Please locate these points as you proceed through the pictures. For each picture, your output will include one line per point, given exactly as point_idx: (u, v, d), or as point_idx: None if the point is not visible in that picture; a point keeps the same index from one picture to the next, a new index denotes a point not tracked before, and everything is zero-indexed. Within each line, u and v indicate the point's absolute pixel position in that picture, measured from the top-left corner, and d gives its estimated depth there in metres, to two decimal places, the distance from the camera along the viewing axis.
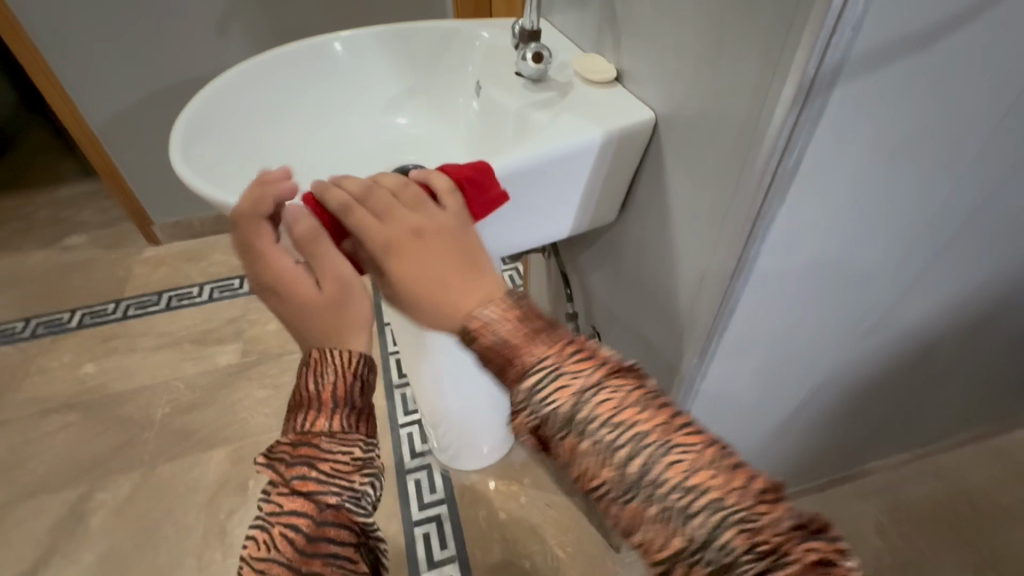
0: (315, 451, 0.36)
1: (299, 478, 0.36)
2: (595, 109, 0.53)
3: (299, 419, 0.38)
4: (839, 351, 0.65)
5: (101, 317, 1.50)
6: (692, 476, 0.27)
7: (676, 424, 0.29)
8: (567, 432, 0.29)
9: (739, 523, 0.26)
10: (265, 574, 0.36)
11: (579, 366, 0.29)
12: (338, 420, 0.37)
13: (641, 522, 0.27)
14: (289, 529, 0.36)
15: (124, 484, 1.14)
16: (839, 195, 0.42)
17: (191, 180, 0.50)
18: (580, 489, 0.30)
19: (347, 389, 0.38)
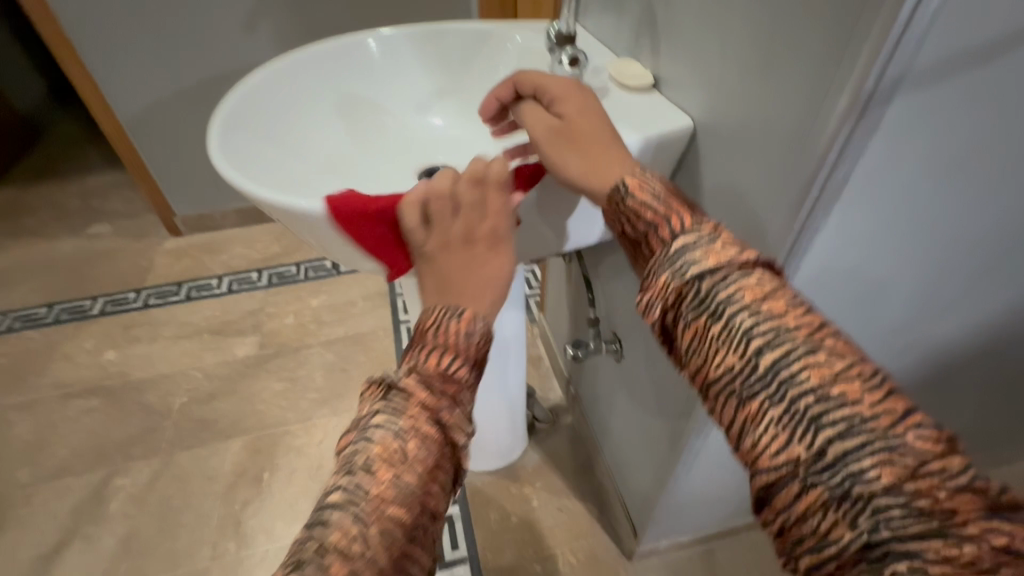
0: (457, 393, 0.39)
1: (445, 410, 0.37)
2: (632, 115, 0.52)
3: (444, 357, 0.39)
4: (869, 367, 0.64)
5: (123, 306, 1.52)
6: (842, 390, 0.28)
7: (821, 336, 0.30)
8: (699, 313, 0.34)
9: (888, 458, 0.26)
10: (393, 493, 0.32)
11: (720, 245, 0.35)
12: (469, 373, 0.40)
13: (762, 416, 0.30)
14: (423, 451, 0.35)
15: (143, 470, 1.16)
16: (889, 206, 0.41)
17: (231, 175, 0.50)
18: (702, 374, 0.34)
19: (480, 349, 0.42)
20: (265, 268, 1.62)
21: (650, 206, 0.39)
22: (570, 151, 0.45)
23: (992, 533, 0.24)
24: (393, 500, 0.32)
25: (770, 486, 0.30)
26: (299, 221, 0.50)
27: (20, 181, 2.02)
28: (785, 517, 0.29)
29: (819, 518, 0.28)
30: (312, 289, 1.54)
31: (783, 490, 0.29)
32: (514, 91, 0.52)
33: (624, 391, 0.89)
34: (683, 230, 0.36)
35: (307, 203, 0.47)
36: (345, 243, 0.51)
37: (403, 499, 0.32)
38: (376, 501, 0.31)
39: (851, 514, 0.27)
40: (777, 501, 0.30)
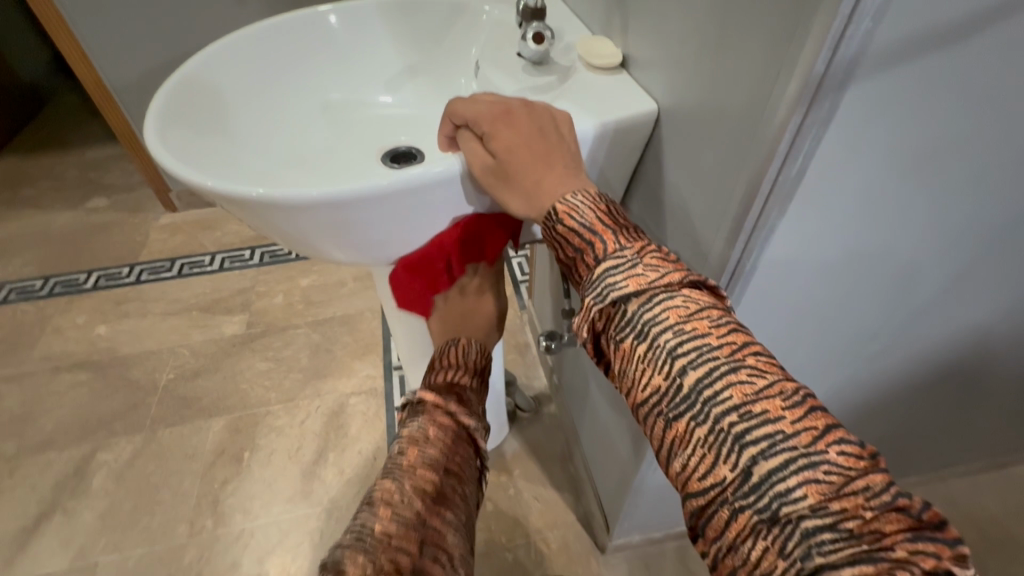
0: (460, 392, 0.54)
1: (453, 404, 0.52)
2: (594, 99, 0.49)
3: (449, 373, 0.56)
4: (844, 371, 0.60)
5: (116, 281, 1.53)
6: (764, 407, 0.28)
7: (743, 352, 0.30)
8: (627, 334, 0.33)
9: (813, 478, 0.26)
10: (422, 454, 0.46)
11: (642, 267, 0.34)
12: (470, 381, 0.57)
13: (690, 437, 0.30)
14: (441, 430, 0.50)
15: (128, 445, 1.18)
16: (851, 203, 0.37)
17: (170, 163, 0.47)
18: (633, 397, 0.33)
19: (477, 364, 0.59)
20: (257, 246, 1.61)
21: (577, 230, 0.37)
22: (509, 190, 0.42)
23: (920, 557, 0.24)
24: (421, 466, 0.45)
25: (704, 510, 0.30)
26: (247, 211, 0.46)
27: (22, 151, 2.03)
28: (720, 544, 0.29)
29: (751, 544, 0.28)
30: (302, 269, 1.53)
31: (717, 514, 0.29)
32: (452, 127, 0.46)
33: (599, 384, 0.86)
34: (605, 253, 0.35)
35: (259, 189, 0.43)
36: (296, 232, 0.48)
37: (427, 470, 0.45)
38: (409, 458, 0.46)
39: (779, 536, 0.27)
40: (711, 525, 0.30)
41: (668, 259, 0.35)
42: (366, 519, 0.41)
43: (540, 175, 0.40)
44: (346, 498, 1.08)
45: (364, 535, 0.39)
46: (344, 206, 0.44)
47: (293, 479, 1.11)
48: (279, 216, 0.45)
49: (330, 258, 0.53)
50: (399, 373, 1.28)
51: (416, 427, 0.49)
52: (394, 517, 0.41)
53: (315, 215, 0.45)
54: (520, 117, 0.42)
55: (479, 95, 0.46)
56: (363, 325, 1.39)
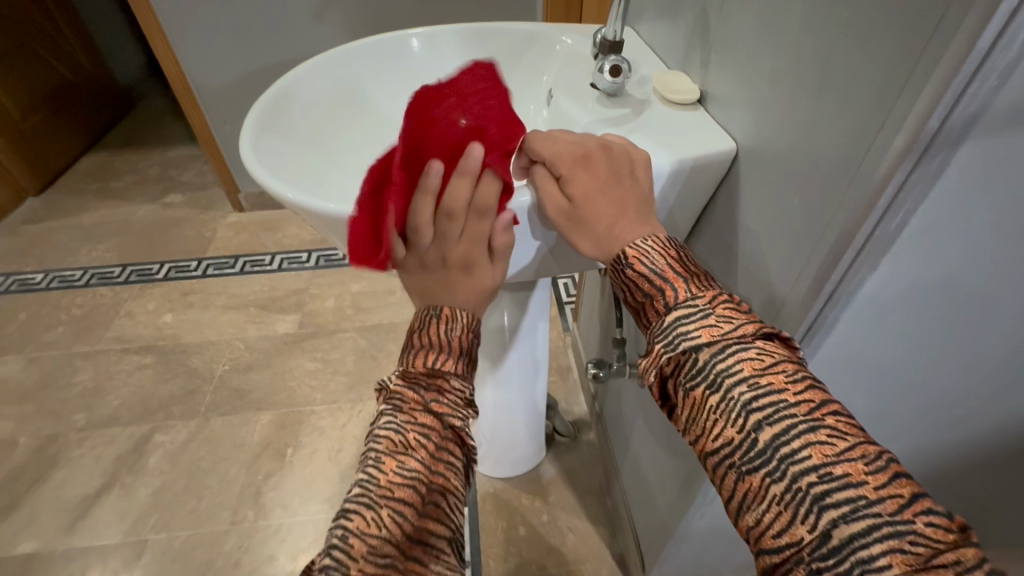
0: (444, 383, 0.40)
1: (435, 400, 0.39)
2: (670, 135, 0.48)
3: (431, 357, 0.41)
4: (923, 433, 0.56)
5: (184, 272, 1.62)
6: (846, 470, 0.26)
7: (822, 410, 0.28)
8: (698, 382, 0.32)
9: (899, 547, 0.25)
10: (403, 470, 0.36)
11: (715, 317, 0.33)
12: (459, 364, 0.42)
13: (765, 493, 0.28)
14: (423, 436, 0.38)
15: (182, 430, 1.24)
16: (951, 260, 0.35)
17: (258, 172, 0.50)
18: (702, 445, 0.32)
19: (468, 340, 0.44)
20: (315, 250, 1.68)
21: (646, 276, 0.37)
22: (580, 232, 0.41)
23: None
24: (398, 485, 0.35)
25: (777, 567, 0.29)
26: (321, 223, 0.48)
27: (113, 147, 2.21)
28: None
29: None
30: (355, 274, 1.58)
31: (791, 573, 0.28)
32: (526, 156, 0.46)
33: (645, 418, 0.84)
34: (677, 300, 0.35)
35: (331, 204, 0.45)
36: None
37: (406, 485, 0.35)
38: (387, 472, 0.36)
39: None
40: None
41: (740, 309, 0.34)
42: (339, 555, 0.32)
43: (613, 224, 0.40)
44: None
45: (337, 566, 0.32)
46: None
47: (331, 480, 1.13)
48: (348, 231, 0.47)
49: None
50: None
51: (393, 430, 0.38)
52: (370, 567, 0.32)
53: None
54: (597, 162, 0.42)
55: (557, 129, 0.45)
56: (408, 334, 1.41)
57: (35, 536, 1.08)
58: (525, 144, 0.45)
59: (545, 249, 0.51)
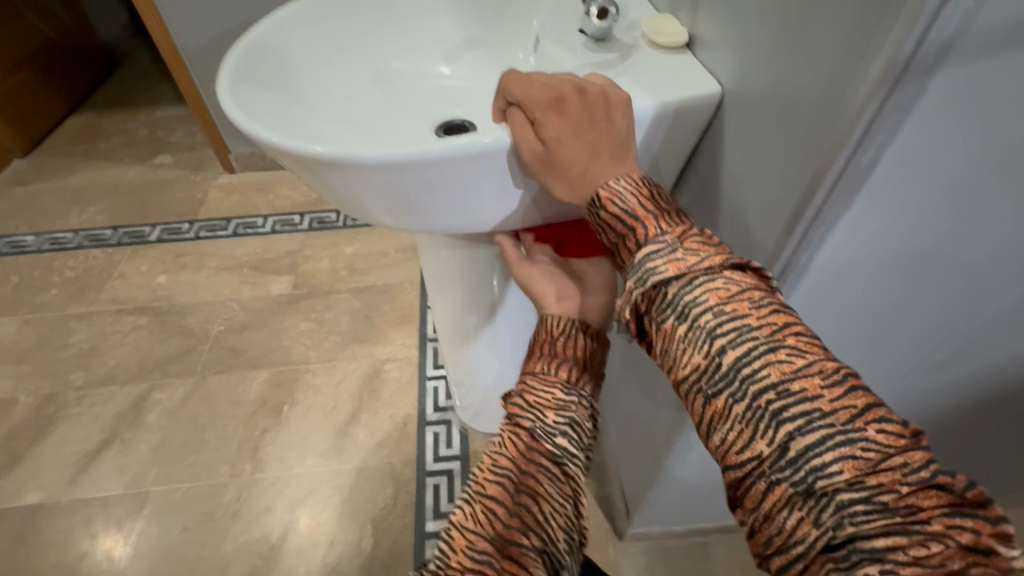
0: (525, 386, 0.41)
1: (513, 401, 0.41)
2: (654, 79, 0.47)
3: (540, 363, 0.43)
4: (898, 381, 0.58)
5: (177, 235, 1.62)
6: (802, 386, 0.28)
7: (784, 331, 0.29)
8: (668, 315, 0.33)
9: (849, 453, 0.26)
10: (492, 468, 0.37)
11: (682, 251, 0.33)
12: (541, 364, 0.43)
13: (728, 413, 0.30)
14: (514, 435, 0.38)
15: (180, 388, 1.26)
16: (922, 198, 0.35)
17: (236, 117, 0.49)
18: (672, 375, 0.33)
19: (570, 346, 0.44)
20: (307, 212, 1.66)
21: (618, 216, 0.37)
22: (557, 177, 0.41)
23: (956, 531, 0.24)
24: (487, 483, 0.36)
25: (741, 482, 0.30)
26: (307, 168, 0.47)
27: (98, 107, 2.16)
28: (756, 514, 0.29)
29: (786, 515, 0.28)
30: (348, 237, 1.58)
31: (753, 486, 0.29)
32: (503, 99, 0.45)
33: (632, 372, 0.85)
34: (647, 237, 0.35)
35: (319, 147, 0.44)
36: (356, 195, 0.49)
37: (496, 482, 0.35)
38: (479, 472, 0.37)
39: (814, 507, 0.27)
40: (747, 497, 0.30)
41: (708, 242, 0.34)
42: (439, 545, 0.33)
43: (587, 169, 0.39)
44: (375, 459, 1.13)
45: (437, 555, 0.33)
46: (391, 167, 0.44)
47: (327, 435, 1.16)
48: (337, 177, 0.46)
49: (381, 224, 0.54)
50: (433, 344, 1.32)
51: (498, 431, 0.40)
52: (465, 562, 0.32)
53: (367, 177, 0.46)
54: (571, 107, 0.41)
55: (536, 72, 0.44)
56: (402, 296, 1.42)
57: (39, 488, 1.12)
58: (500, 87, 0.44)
59: (527, 197, 0.51)
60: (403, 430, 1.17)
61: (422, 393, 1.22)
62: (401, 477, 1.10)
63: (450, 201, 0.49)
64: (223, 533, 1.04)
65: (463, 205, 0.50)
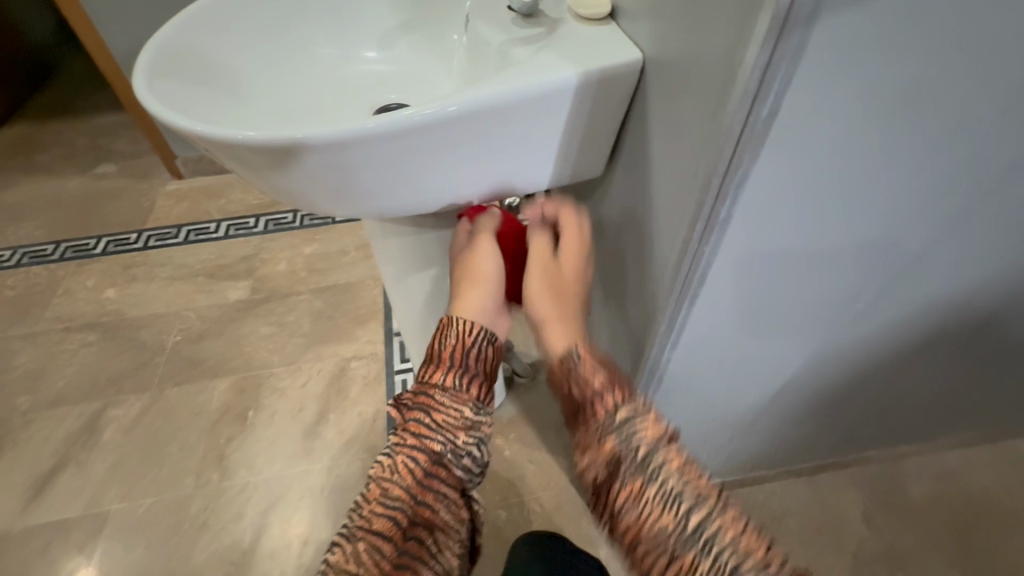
0: (432, 400, 0.49)
1: (416, 420, 0.48)
2: (575, 48, 0.48)
3: (441, 377, 0.50)
4: (827, 332, 0.61)
5: (124, 246, 1.55)
6: (692, 470, 0.37)
7: (675, 435, 0.40)
8: (600, 407, 0.41)
9: (721, 520, 0.35)
10: (387, 495, 0.44)
11: (609, 359, 0.44)
12: (450, 379, 0.50)
13: (642, 494, 0.37)
14: (410, 459, 0.46)
15: (137, 402, 1.22)
16: (822, 149, 0.37)
17: (156, 107, 0.47)
18: (596, 469, 0.40)
19: (464, 354, 0.51)
20: (262, 214, 1.62)
21: (563, 325, 0.47)
22: None
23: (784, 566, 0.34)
24: (382, 508, 0.43)
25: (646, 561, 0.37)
26: (235, 155, 0.46)
27: (30, 118, 2.04)
28: None
29: None
30: (306, 237, 1.55)
31: (657, 561, 0.36)
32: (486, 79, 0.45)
33: (590, 347, 0.86)
34: (580, 351, 0.45)
35: (249, 131, 0.43)
36: (292, 181, 0.48)
37: (390, 513, 0.43)
38: (373, 498, 0.44)
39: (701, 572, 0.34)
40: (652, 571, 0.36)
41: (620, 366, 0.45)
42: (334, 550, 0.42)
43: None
44: (346, 457, 1.12)
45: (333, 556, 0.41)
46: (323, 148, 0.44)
47: (295, 437, 1.14)
48: (271, 162, 0.45)
49: (325, 210, 0.53)
50: (399, 338, 1.31)
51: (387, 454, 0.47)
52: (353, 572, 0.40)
53: (299, 160, 0.45)
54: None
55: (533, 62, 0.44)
56: (364, 293, 1.40)
57: None
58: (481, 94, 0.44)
59: (463, 174, 0.51)
60: (373, 426, 1.16)
61: (389, 388, 1.22)
62: None
63: (388, 181, 0.49)
64: (192, 544, 1.02)
65: (403, 185, 0.50)
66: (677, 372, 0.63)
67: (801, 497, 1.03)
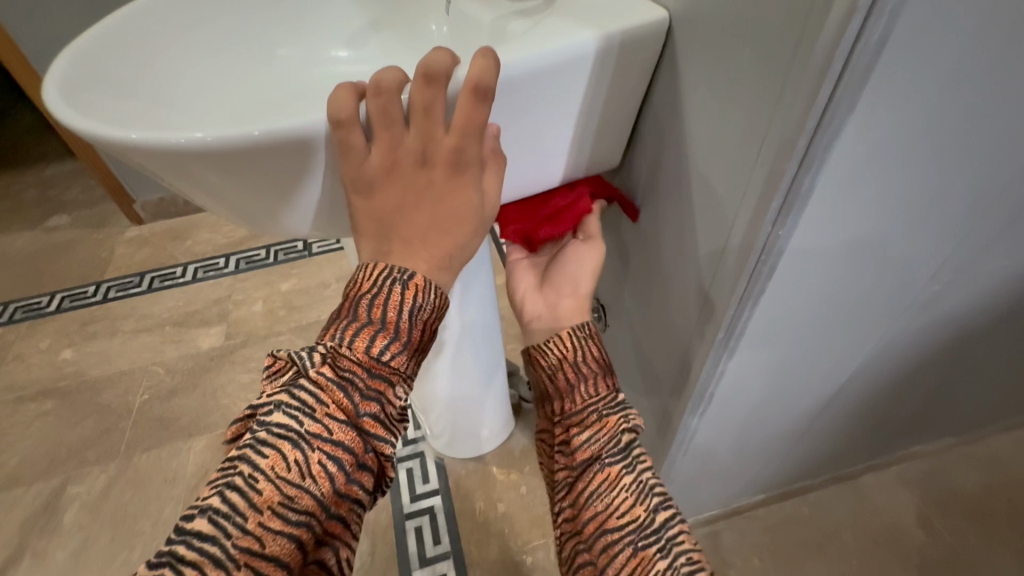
0: (388, 391, 0.35)
1: (369, 417, 0.33)
2: (588, 12, 0.39)
3: (376, 346, 0.34)
4: (891, 324, 0.56)
5: (81, 301, 1.42)
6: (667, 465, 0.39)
7: None
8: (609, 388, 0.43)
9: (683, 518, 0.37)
10: (289, 506, 0.30)
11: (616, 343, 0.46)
12: (398, 360, 0.35)
13: (618, 481, 0.38)
14: (330, 461, 0.31)
15: (101, 475, 1.08)
16: (926, 101, 0.32)
17: (76, 121, 0.37)
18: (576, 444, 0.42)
19: (419, 337, 0.36)
20: (232, 253, 1.50)
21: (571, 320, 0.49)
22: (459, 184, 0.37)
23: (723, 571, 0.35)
24: (279, 521, 0.29)
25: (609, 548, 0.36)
26: (184, 167, 0.37)
27: None
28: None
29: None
30: (282, 273, 1.44)
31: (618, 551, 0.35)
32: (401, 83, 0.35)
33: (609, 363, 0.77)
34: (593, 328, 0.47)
35: (200, 131, 0.34)
36: (254, 191, 0.39)
37: (295, 525, 0.30)
38: (263, 511, 0.29)
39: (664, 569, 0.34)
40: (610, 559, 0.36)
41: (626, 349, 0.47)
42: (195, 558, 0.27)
43: (439, 219, 0.36)
44: None
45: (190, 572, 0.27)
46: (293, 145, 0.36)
47: None
48: (232, 168, 0.37)
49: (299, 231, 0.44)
50: None
51: (296, 440, 0.31)
52: None
53: (264, 164, 0.37)
54: (437, 151, 0.36)
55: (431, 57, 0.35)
56: None
57: None
58: (342, 94, 0.35)
59: None
60: None
61: None
62: (376, 528, 0.96)
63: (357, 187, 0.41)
64: None
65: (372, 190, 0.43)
66: (732, 384, 0.55)
67: (848, 505, 0.94)
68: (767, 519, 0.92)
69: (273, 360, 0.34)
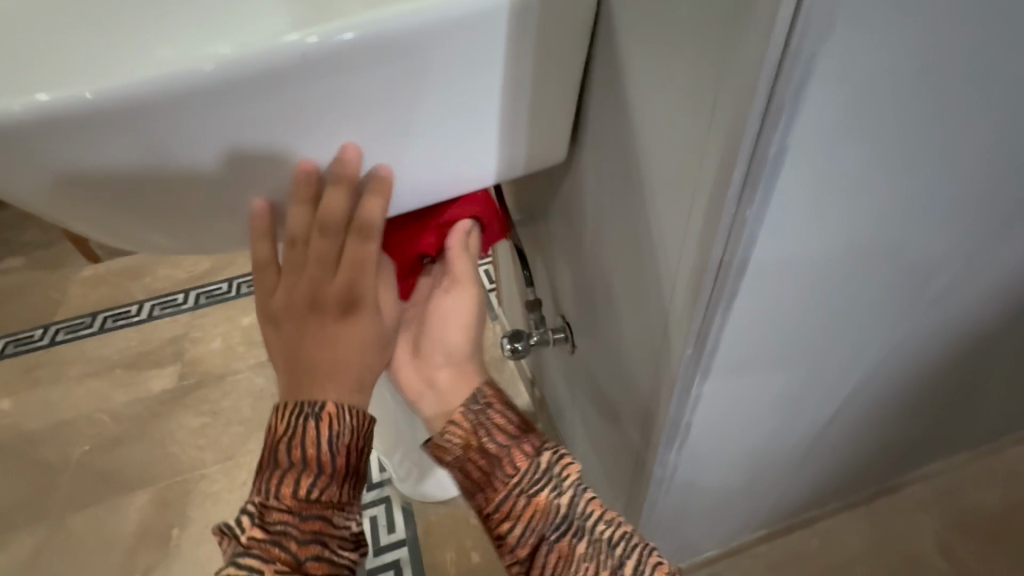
0: (327, 526, 0.37)
1: (314, 559, 0.35)
2: None
3: (303, 484, 0.36)
4: (889, 333, 0.49)
5: (26, 346, 1.32)
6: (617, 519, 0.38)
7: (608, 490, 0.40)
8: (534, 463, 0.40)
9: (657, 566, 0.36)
10: None
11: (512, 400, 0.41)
12: (330, 490, 0.37)
13: (573, 550, 0.36)
14: None
15: (27, 541, 1.00)
16: (899, 59, 0.26)
17: None
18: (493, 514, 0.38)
19: (347, 461, 0.38)
20: (191, 286, 1.39)
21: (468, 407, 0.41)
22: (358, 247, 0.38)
23: None
24: None
25: None
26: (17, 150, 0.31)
27: None
28: None
29: None
30: (244, 306, 1.34)
31: None
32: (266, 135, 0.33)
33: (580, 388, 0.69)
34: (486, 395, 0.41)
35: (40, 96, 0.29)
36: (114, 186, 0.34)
37: None
38: None
39: None
40: None
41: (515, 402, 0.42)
42: None
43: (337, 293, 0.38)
44: None
45: None
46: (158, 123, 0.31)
47: None
48: (77, 147, 0.31)
49: (191, 231, 0.39)
50: None
51: None
52: None
53: (126, 147, 0.32)
54: (326, 216, 0.37)
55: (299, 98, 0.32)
56: None
57: None
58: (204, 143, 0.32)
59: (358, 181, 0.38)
60: None
61: None
62: None
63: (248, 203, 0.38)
64: None
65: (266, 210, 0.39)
66: (710, 414, 0.48)
67: (860, 534, 0.85)
68: (773, 556, 0.82)
69: (217, 538, 0.36)
